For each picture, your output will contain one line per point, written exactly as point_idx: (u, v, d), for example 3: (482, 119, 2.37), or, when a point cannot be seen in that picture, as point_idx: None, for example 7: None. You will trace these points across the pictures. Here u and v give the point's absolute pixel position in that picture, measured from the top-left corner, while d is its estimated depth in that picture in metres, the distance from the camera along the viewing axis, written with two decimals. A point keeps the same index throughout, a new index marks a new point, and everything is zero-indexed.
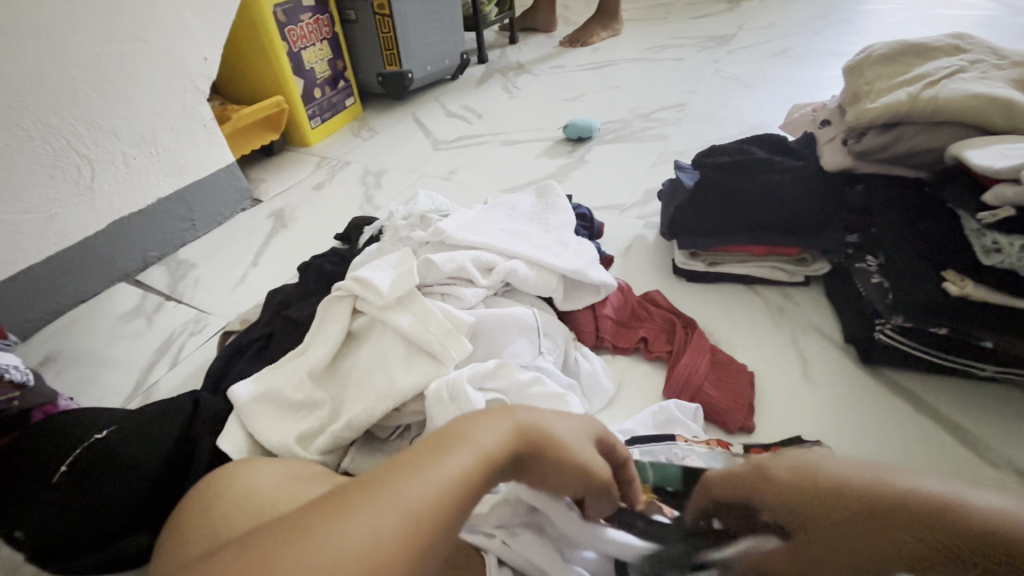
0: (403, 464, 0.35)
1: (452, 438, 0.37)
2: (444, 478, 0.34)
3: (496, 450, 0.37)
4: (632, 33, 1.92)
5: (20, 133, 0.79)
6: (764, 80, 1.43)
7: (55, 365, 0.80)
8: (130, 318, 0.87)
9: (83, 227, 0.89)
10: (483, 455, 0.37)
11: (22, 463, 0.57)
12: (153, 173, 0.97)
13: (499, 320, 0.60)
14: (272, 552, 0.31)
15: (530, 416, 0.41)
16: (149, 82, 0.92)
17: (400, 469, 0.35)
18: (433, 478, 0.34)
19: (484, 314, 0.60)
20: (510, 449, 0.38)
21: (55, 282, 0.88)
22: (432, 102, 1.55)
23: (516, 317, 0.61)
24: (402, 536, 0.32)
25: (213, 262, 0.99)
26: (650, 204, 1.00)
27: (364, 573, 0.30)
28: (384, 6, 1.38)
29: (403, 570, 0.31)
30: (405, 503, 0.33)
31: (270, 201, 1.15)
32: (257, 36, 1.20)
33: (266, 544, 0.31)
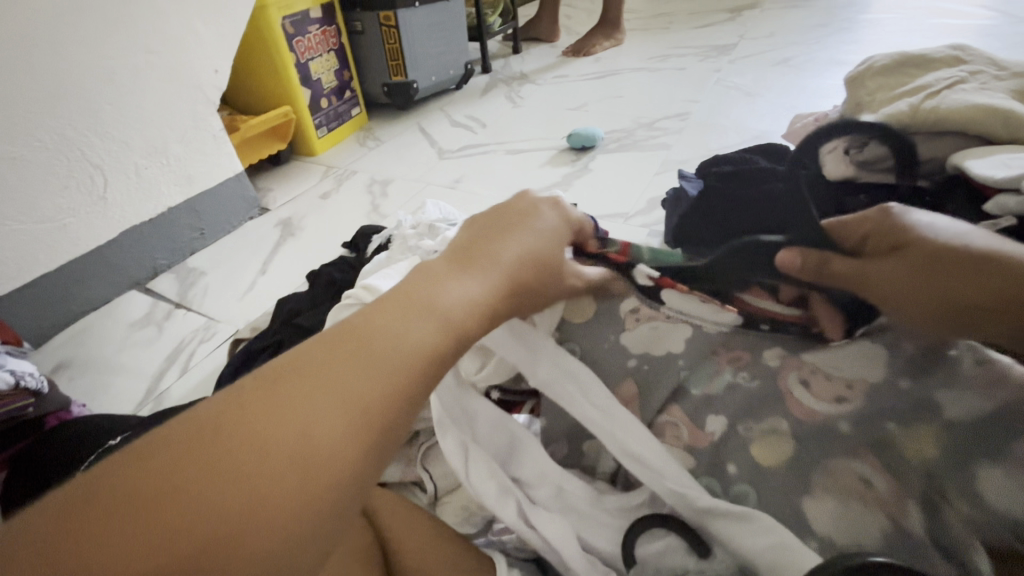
0: (351, 333, 0.32)
1: (420, 301, 0.34)
2: (406, 345, 0.32)
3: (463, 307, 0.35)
4: (634, 42, 1.94)
5: (35, 144, 0.80)
6: (765, 89, 1.45)
7: (67, 372, 0.81)
8: (140, 325, 0.89)
9: (95, 236, 0.91)
10: (446, 316, 0.34)
11: (38, 469, 0.58)
12: (164, 182, 0.99)
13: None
14: (247, 422, 0.27)
15: (501, 275, 0.38)
16: (161, 93, 0.94)
17: (369, 326, 0.33)
18: (395, 343, 0.32)
19: None
20: (486, 306, 0.37)
21: (68, 290, 0.89)
22: (437, 111, 1.57)
23: None
24: (387, 389, 0.31)
25: (222, 269, 1.00)
26: (654, 212, 1.01)
27: (358, 429, 0.29)
28: (390, 18, 1.40)
29: (395, 417, 0.31)
30: (372, 371, 0.30)
31: (278, 209, 1.16)
32: (266, 48, 1.22)
33: (220, 426, 0.27)
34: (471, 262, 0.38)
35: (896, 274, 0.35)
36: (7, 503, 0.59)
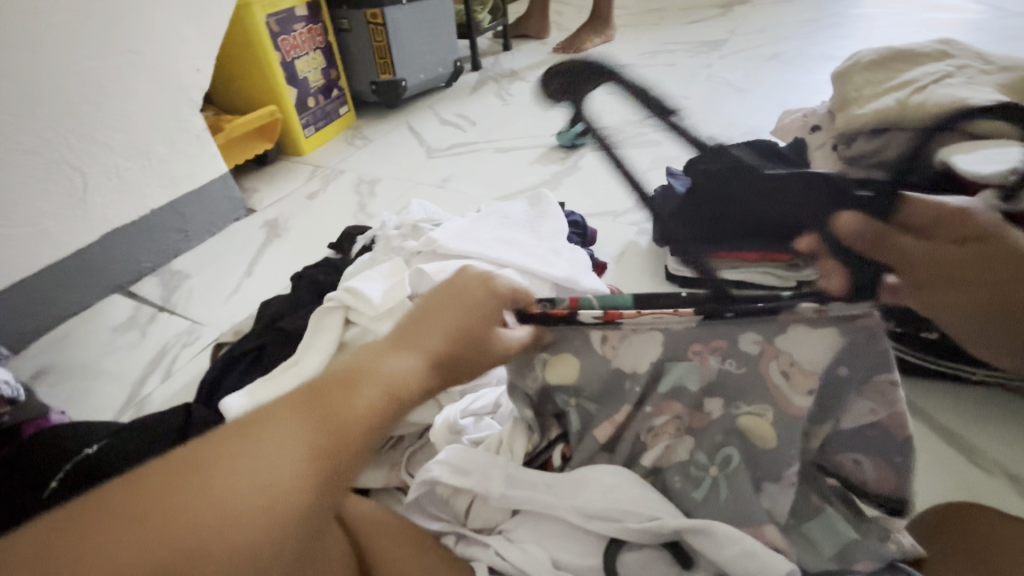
0: (299, 400, 0.33)
1: (367, 372, 0.36)
2: (346, 422, 0.33)
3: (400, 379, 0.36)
4: (624, 38, 1.93)
5: (14, 147, 0.79)
6: (755, 85, 1.44)
7: (47, 379, 0.79)
8: (123, 330, 0.87)
9: (76, 239, 0.89)
10: (391, 390, 0.36)
11: (15, 479, 0.57)
12: (147, 184, 0.97)
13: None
14: (172, 491, 0.28)
15: (443, 346, 0.39)
16: (144, 95, 0.92)
17: (312, 398, 0.34)
18: (340, 415, 0.33)
19: None
20: (422, 382, 0.38)
21: (49, 295, 0.87)
22: (426, 109, 1.56)
23: None
24: (314, 469, 0.30)
25: (207, 272, 0.98)
26: (643, 209, 1.00)
27: (274, 512, 0.29)
28: (377, 15, 1.39)
29: (317, 504, 0.30)
30: (312, 443, 0.31)
31: (264, 211, 1.15)
32: (251, 46, 1.21)
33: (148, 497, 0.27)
34: (415, 335, 0.39)
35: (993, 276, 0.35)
36: None
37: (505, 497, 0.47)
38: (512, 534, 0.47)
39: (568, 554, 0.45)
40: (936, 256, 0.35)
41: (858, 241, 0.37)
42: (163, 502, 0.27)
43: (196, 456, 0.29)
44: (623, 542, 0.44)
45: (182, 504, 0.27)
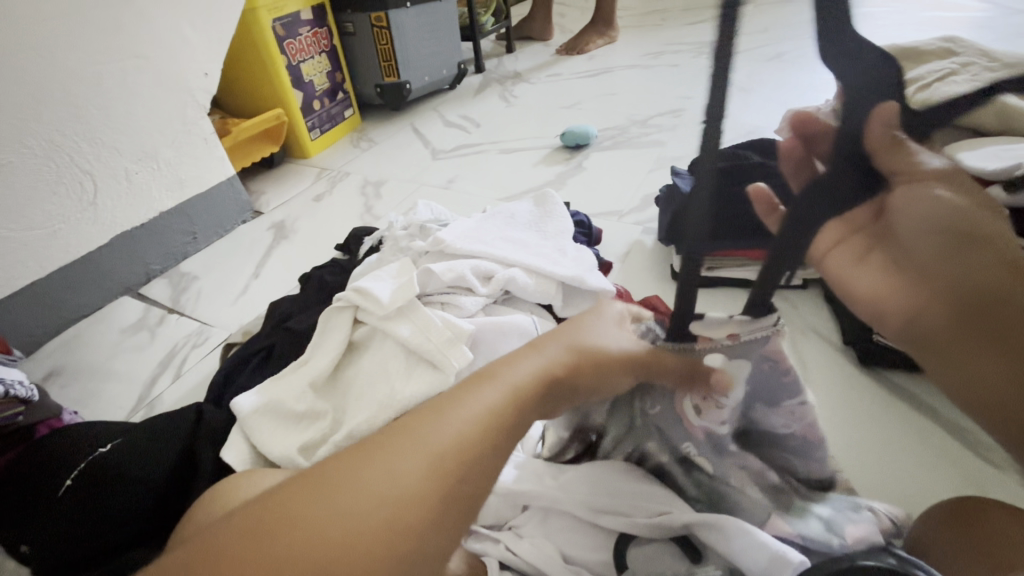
0: (434, 407, 0.39)
1: (489, 379, 0.41)
2: (467, 423, 0.38)
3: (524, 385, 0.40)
4: (627, 39, 1.94)
5: (25, 151, 0.80)
6: None
7: (59, 380, 0.80)
8: (133, 331, 0.88)
9: (85, 242, 0.90)
10: (509, 392, 0.40)
11: (29, 479, 0.58)
12: (156, 187, 0.98)
13: (498, 327, 0.60)
14: (337, 475, 0.36)
15: (560, 353, 0.43)
16: (151, 99, 0.93)
17: (446, 404, 0.39)
18: (461, 417, 0.38)
19: (485, 322, 0.60)
20: (540, 385, 0.41)
21: (59, 297, 0.88)
22: (431, 111, 1.57)
23: (516, 325, 0.61)
24: (436, 467, 0.35)
25: (215, 274, 0.99)
26: (648, 209, 1.00)
27: (404, 498, 0.34)
28: (381, 19, 1.39)
29: (438, 499, 0.35)
30: (437, 446, 0.36)
31: (270, 213, 1.16)
32: (256, 50, 1.21)
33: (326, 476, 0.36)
34: (536, 346, 0.45)
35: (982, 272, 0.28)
36: None
37: (513, 494, 0.48)
38: (521, 530, 0.48)
39: (576, 549, 0.46)
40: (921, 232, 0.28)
41: (841, 254, 0.30)
42: (331, 483, 0.35)
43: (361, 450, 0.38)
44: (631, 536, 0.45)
45: (344, 485, 0.35)
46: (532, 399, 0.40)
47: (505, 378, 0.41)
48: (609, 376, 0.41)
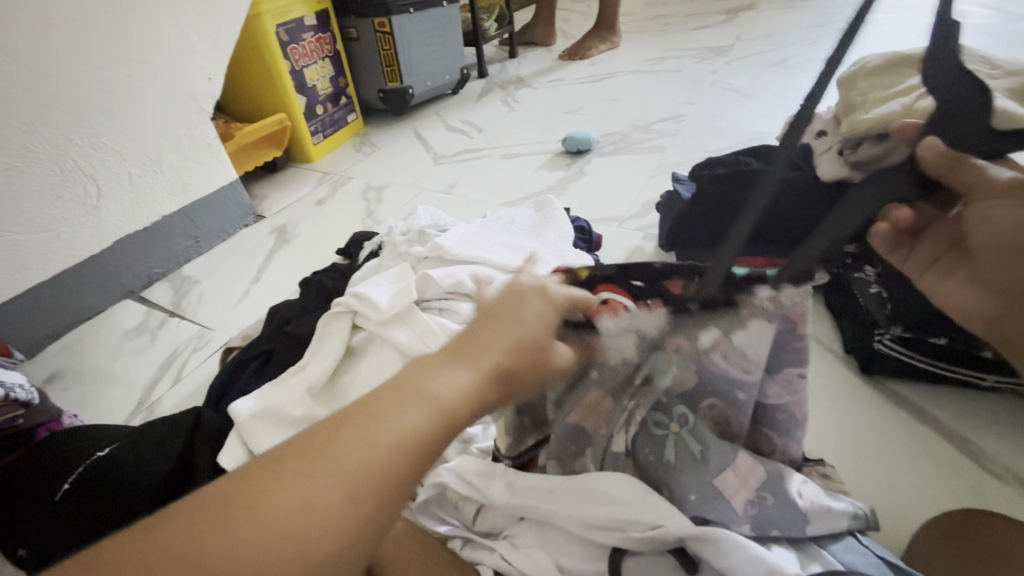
0: (343, 419, 0.33)
1: (413, 389, 0.34)
2: (389, 443, 0.32)
3: (448, 402, 0.34)
4: (630, 45, 1.95)
5: (30, 155, 0.81)
6: (761, 90, 1.46)
7: (60, 383, 0.80)
8: (134, 335, 0.88)
9: (88, 245, 0.91)
10: (438, 405, 0.34)
11: (27, 482, 0.58)
12: (159, 191, 0.99)
13: None
14: (208, 520, 0.29)
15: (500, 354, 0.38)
16: (156, 104, 0.94)
17: (356, 417, 0.33)
18: (379, 435, 0.32)
19: None
20: (476, 397, 0.36)
21: (61, 300, 0.89)
22: (433, 116, 1.58)
23: None
24: (344, 500, 0.30)
25: (216, 278, 1.00)
26: (648, 215, 1.00)
27: (305, 537, 0.29)
28: (385, 24, 1.40)
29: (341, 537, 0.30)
30: (351, 472, 0.31)
31: (272, 217, 1.16)
32: (260, 55, 1.22)
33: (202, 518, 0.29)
34: (472, 344, 0.38)
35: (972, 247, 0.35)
36: None
37: (509, 505, 0.47)
38: (516, 539, 0.47)
39: (571, 559, 0.45)
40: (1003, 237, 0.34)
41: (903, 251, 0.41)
42: (205, 526, 0.29)
43: (246, 479, 0.31)
44: (626, 550, 0.43)
45: (225, 529, 0.29)
46: (458, 416, 0.35)
47: (428, 390, 0.35)
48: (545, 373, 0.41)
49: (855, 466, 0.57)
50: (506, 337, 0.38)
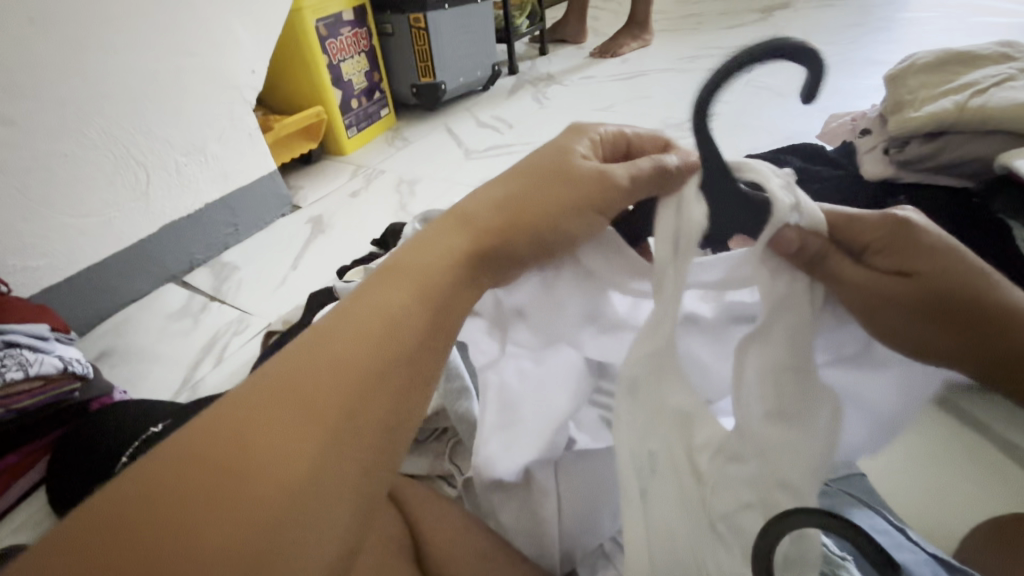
0: (298, 355, 0.30)
1: (323, 343, 0.30)
2: (349, 349, 0.30)
3: (316, 377, 0.29)
4: (662, 43, 1.93)
5: (87, 142, 0.84)
6: (798, 90, 1.44)
7: (110, 360, 0.84)
8: (178, 317, 0.92)
9: (137, 231, 0.94)
10: (302, 358, 0.30)
11: (84, 453, 0.62)
12: (202, 179, 1.02)
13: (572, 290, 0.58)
14: (284, 432, 0.27)
15: (355, 311, 0.32)
16: (202, 94, 0.97)
17: (321, 340, 0.30)
18: (335, 348, 0.30)
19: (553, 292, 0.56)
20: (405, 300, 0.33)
21: (112, 283, 0.93)
22: (464, 112, 1.59)
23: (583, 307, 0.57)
24: (327, 391, 0.28)
25: (255, 265, 1.03)
26: None
27: (302, 474, 0.26)
28: (420, 20, 1.42)
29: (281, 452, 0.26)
30: (336, 362, 0.29)
31: (308, 208, 1.19)
32: (300, 49, 1.25)
33: (299, 386, 0.28)
34: (348, 348, 0.30)
35: (900, 298, 0.32)
36: (55, 481, 0.62)
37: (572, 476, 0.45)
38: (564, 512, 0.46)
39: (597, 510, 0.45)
40: (918, 243, 0.33)
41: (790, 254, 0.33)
42: (285, 416, 0.27)
43: (267, 396, 0.28)
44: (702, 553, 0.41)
45: (299, 404, 0.28)
46: (343, 360, 0.30)
47: (325, 369, 0.29)
48: (348, 347, 0.30)
49: (900, 469, 0.57)
50: (344, 339, 0.30)
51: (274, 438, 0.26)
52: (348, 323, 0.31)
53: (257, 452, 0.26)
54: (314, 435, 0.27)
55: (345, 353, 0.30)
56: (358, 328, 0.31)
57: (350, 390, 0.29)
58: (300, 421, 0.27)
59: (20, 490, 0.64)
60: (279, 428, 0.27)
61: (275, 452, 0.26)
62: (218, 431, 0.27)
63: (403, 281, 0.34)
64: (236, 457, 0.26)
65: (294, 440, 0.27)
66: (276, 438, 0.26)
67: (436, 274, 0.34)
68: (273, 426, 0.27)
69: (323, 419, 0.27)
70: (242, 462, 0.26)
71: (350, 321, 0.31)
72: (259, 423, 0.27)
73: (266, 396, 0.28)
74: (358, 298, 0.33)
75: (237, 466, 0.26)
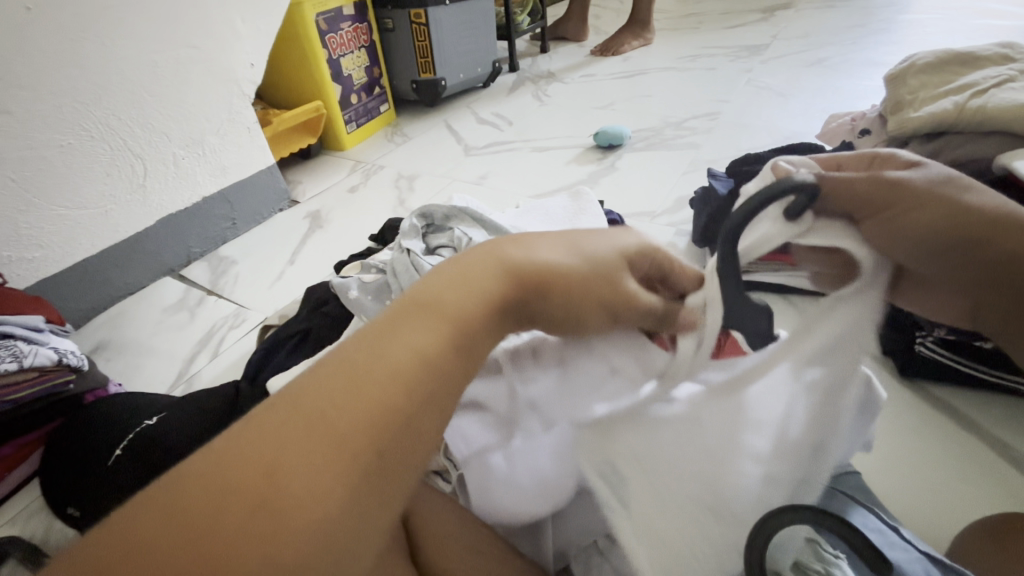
0: (332, 378, 0.28)
1: (360, 368, 0.28)
2: (387, 375, 0.28)
3: (352, 408, 0.27)
4: (663, 42, 1.93)
5: (84, 133, 0.84)
6: (799, 90, 1.44)
7: (106, 353, 0.84)
8: (174, 310, 0.91)
9: (134, 223, 0.94)
10: (334, 383, 0.28)
11: (78, 445, 0.61)
12: (200, 172, 1.01)
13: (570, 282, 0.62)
14: (313, 464, 0.25)
15: (391, 341, 0.30)
16: (200, 87, 0.97)
17: (354, 366, 0.28)
18: (370, 375, 0.28)
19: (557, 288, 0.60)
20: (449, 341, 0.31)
21: (109, 275, 0.92)
22: (464, 108, 1.58)
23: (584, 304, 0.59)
24: (361, 424, 0.27)
25: (252, 259, 1.02)
26: (681, 211, 1.00)
27: (335, 515, 0.24)
28: (421, 16, 1.42)
29: (312, 488, 0.25)
30: (371, 390, 0.28)
31: (306, 202, 1.19)
32: (300, 43, 1.25)
33: (330, 415, 0.26)
34: (385, 377, 0.28)
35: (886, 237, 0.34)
36: (49, 473, 0.62)
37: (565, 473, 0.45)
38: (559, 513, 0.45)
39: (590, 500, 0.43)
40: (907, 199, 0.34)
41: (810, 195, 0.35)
42: (317, 449, 0.25)
43: (295, 422, 0.26)
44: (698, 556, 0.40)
45: (331, 436, 0.26)
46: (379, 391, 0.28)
47: (359, 396, 0.27)
48: (384, 375, 0.28)
49: (894, 470, 0.57)
50: (381, 369, 0.28)
51: (304, 472, 0.25)
52: (383, 350, 0.29)
53: (288, 487, 0.24)
54: (348, 474, 0.25)
55: (380, 383, 0.28)
56: (395, 361, 0.29)
57: (384, 424, 0.27)
58: (333, 453, 0.25)
59: (13, 482, 0.64)
60: (310, 462, 0.25)
61: (305, 488, 0.24)
62: (245, 457, 0.25)
63: (431, 319, 0.31)
64: (265, 491, 0.24)
65: (327, 478, 0.25)
66: (307, 472, 0.25)
67: (467, 317, 0.32)
68: (298, 459, 0.25)
69: (356, 453, 0.26)
70: (270, 497, 0.24)
71: (385, 347, 0.29)
72: (289, 455, 0.25)
73: (296, 421, 0.26)
74: (393, 329, 0.31)
75: (264, 502, 0.24)
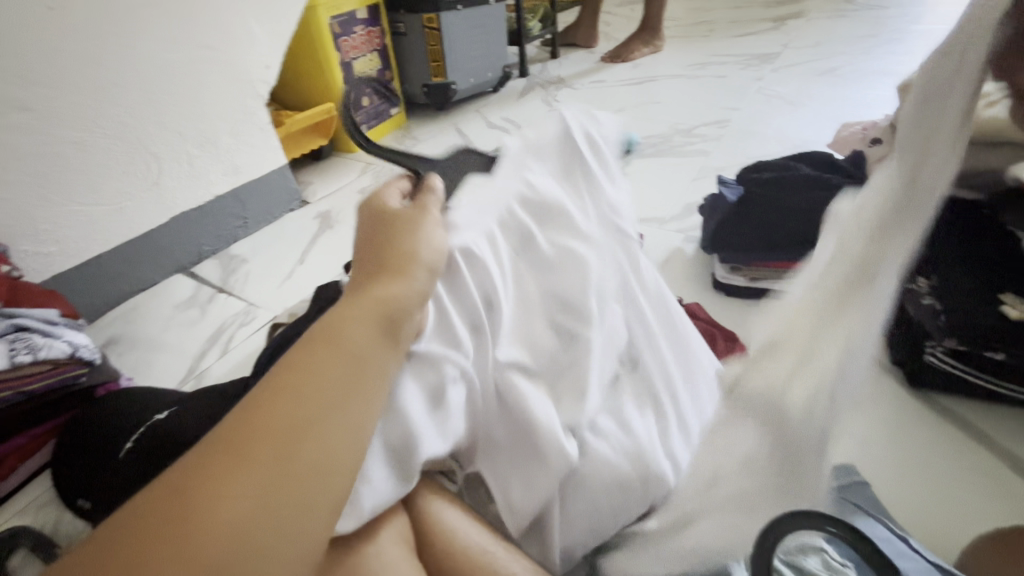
0: (261, 395, 0.30)
1: (286, 378, 0.31)
2: (314, 381, 0.31)
3: (279, 413, 0.30)
4: (673, 49, 1.94)
5: (102, 131, 0.85)
6: (809, 99, 1.44)
7: (117, 347, 0.85)
8: (185, 307, 0.92)
9: (147, 220, 0.95)
10: (262, 397, 0.30)
11: (89, 437, 0.62)
12: (213, 171, 1.03)
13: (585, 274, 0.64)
14: (248, 470, 0.27)
15: (316, 351, 0.33)
16: (215, 87, 0.98)
17: (281, 378, 0.31)
18: (297, 384, 0.31)
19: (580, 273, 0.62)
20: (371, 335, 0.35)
21: (122, 271, 0.94)
22: (474, 112, 1.59)
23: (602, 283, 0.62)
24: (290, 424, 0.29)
25: (262, 258, 1.03)
26: (690, 217, 1.00)
27: (270, 511, 0.27)
28: (433, 20, 1.43)
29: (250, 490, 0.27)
30: (300, 395, 0.31)
31: (317, 203, 1.20)
32: (314, 46, 1.26)
33: (260, 422, 0.29)
34: (313, 383, 0.31)
35: None
36: (60, 464, 0.63)
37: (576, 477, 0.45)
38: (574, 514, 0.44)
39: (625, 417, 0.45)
40: None
41: None
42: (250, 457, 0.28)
43: (227, 438, 0.28)
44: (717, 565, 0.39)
45: (260, 443, 0.28)
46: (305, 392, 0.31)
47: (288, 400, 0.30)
48: (316, 377, 0.31)
49: (902, 480, 0.57)
50: (309, 376, 0.31)
51: (239, 476, 0.27)
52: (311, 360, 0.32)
53: (222, 496, 0.26)
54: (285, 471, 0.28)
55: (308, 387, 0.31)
56: (319, 368, 0.32)
57: (314, 424, 0.30)
58: (265, 455, 0.28)
59: (24, 473, 0.65)
60: (242, 467, 0.28)
61: (240, 492, 0.27)
62: (182, 481, 0.27)
63: (336, 354, 0.33)
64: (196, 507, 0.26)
65: (265, 477, 0.28)
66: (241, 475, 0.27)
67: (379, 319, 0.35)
68: (232, 470, 0.27)
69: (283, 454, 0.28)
70: (201, 510, 0.26)
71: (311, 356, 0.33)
72: (224, 465, 0.27)
73: (225, 439, 0.28)
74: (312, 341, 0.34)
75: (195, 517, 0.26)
